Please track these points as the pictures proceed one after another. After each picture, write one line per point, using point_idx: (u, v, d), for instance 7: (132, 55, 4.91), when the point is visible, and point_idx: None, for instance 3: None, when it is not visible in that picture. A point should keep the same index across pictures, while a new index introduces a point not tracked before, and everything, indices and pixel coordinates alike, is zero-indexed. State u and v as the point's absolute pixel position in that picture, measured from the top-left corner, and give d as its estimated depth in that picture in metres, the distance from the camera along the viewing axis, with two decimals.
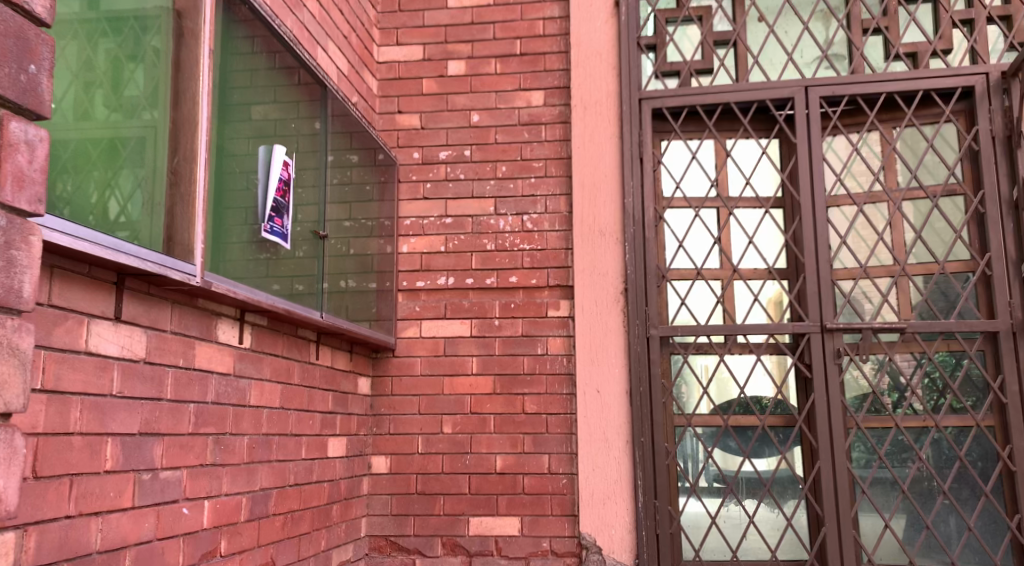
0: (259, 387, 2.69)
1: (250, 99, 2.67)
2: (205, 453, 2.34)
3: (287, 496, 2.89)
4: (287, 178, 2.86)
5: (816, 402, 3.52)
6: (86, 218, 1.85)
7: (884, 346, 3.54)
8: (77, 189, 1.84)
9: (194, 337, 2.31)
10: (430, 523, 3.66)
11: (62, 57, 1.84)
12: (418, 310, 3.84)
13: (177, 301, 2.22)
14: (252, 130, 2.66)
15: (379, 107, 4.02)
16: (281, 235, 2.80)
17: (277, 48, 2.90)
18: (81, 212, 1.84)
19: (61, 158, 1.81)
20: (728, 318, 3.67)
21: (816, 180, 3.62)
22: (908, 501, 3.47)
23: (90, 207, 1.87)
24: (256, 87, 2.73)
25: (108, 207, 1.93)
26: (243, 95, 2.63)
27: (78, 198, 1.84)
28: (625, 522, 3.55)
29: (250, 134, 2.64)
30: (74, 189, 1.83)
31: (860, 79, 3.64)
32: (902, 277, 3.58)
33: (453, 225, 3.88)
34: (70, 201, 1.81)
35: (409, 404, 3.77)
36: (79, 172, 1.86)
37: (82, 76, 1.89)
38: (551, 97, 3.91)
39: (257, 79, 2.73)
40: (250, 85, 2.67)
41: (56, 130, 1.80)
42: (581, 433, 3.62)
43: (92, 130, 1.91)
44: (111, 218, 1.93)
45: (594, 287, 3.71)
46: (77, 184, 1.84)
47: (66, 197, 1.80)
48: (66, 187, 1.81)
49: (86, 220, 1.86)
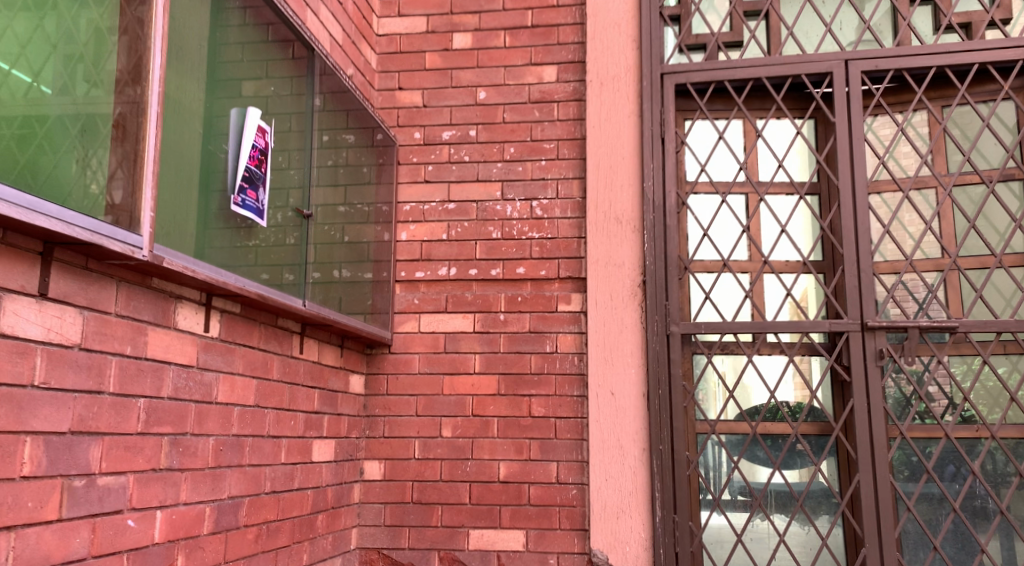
0: (229, 381, 2.38)
1: (231, 65, 2.38)
2: (158, 456, 2.03)
3: (262, 505, 2.58)
4: (264, 146, 2.52)
5: (855, 408, 3.17)
6: (65, 200, 1.70)
7: (932, 347, 3.19)
8: (57, 168, 1.70)
9: (147, 323, 2.00)
10: (427, 536, 3.34)
11: (39, 28, 1.69)
12: (417, 302, 3.53)
13: (124, 279, 1.91)
14: (230, 101, 2.36)
15: (377, 83, 3.71)
16: (257, 210, 2.47)
17: (270, 19, 2.63)
18: (59, 193, 1.69)
19: (39, 135, 1.66)
20: (757, 313, 3.34)
21: (857, 163, 3.28)
22: (960, 521, 3.11)
23: (70, 188, 1.72)
24: (246, 62, 2.46)
25: (92, 188, 1.77)
26: (224, 63, 2.34)
27: (58, 177, 1.69)
28: (640, 537, 3.22)
29: (223, 98, 2.33)
30: (53, 168, 1.69)
31: (907, 52, 3.29)
32: (952, 271, 3.24)
33: (456, 211, 3.57)
34: (49, 180, 1.67)
35: (407, 405, 3.45)
36: (60, 150, 1.71)
37: (63, 48, 1.74)
38: (565, 72, 3.59)
39: (239, 41, 2.43)
40: (235, 58, 2.40)
41: (28, 104, 1.66)
42: (593, 439, 3.29)
43: (72, 105, 1.74)
44: (93, 201, 1.77)
45: (609, 279, 3.39)
46: (57, 163, 1.70)
47: (43, 177, 1.66)
48: (47, 166, 1.67)
49: (65, 202, 1.70)
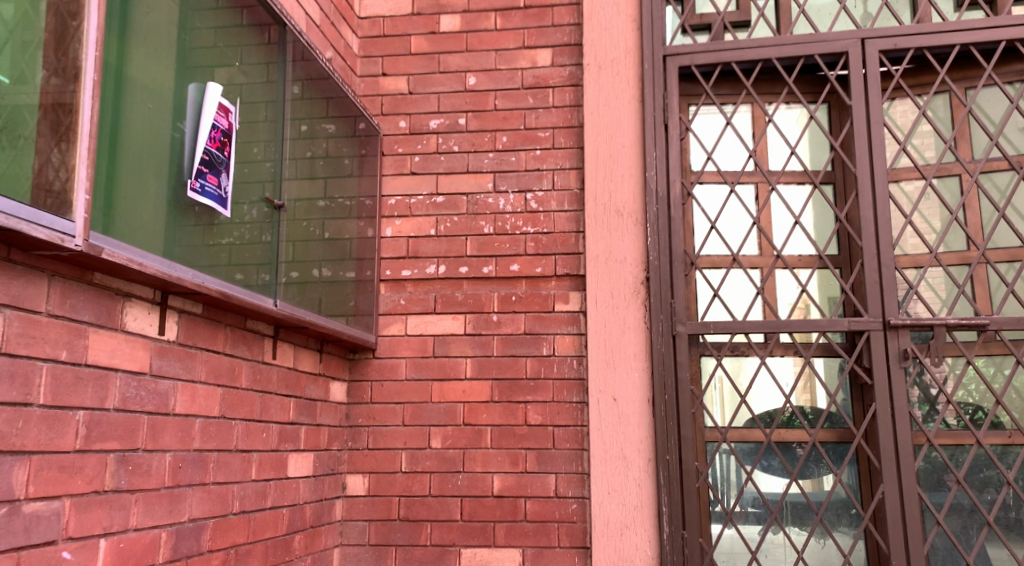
0: (189, 390, 2.13)
1: (202, 50, 2.17)
2: (102, 477, 1.78)
3: (229, 528, 2.32)
4: (227, 127, 2.26)
5: (878, 413, 2.93)
6: (22, 194, 1.55)
7: (960, 346, 2.96)
8: (12, 161, 1.54)
9: (87, 324, 1.76)
10: (415, 555, 3.09)
11: None
12: (403, 303, 3.28)
13: (58, 273, 1.67)
14: (201, 87, 2.14)
15: (359, 68, 3.46)
16: (219, 198, 2.21)
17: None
18: (16, 188, 1.53)
19: None
20: (770, 312, 3.10)
21: (876, 149, 3.06)
22: (994, 533, 2.87)
23: (29, 182, 1.56)
24: (218, 49, 2.26)
25: (55, 183, 1.61)
26: (195, 48, 2.14)
27: (14, 171, 1.54)
28: (646, 555, 2.97)
29: (194, 85, 2.12)
30: (8, 162, 1.53)
31: (928, 29, 3.06)
32: (980, 264, 3.01)
33: (445, 205, 3.32)
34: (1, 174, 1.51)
35: (392, 414, 3.20)
36: (15, 140, 1.55)
37: (19, 35, 1.57)
38: (561, 55, 3.35)
39: (211, 26, 2.23)
40: (206, 43, 2.19)
41: None
42: (594, 449, 3.04)
43: (31, 93, 1.58)
44: (60, 196, 1.62)
45: (611, 277, 3.14)
46: (14, 157, 1.54)
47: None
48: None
49: (23, 196, 1.55)
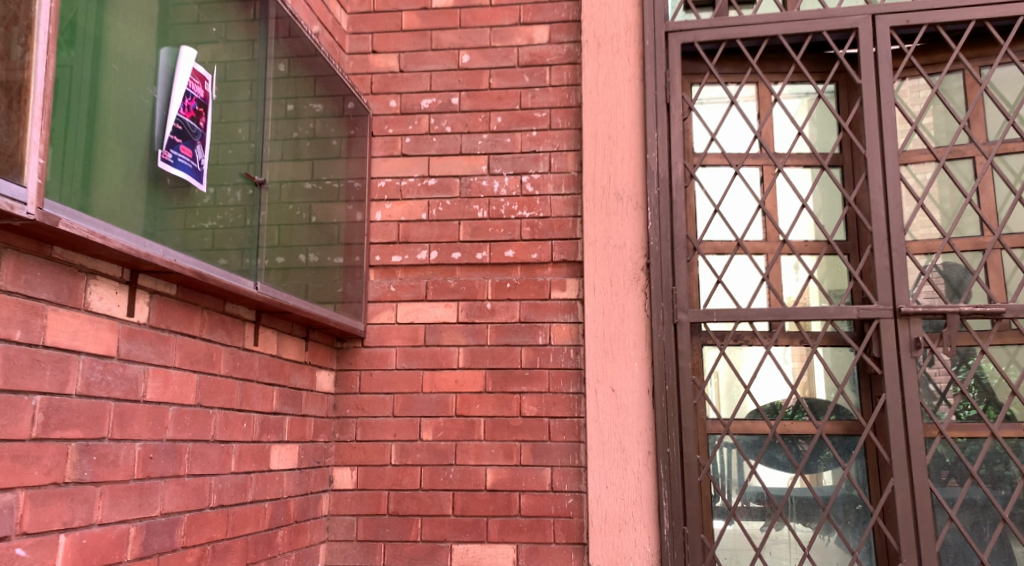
0: (161, 376, 2.00)
1: (178, 16, 2.05)
2: (62, 468, 1.66)
3: (206, 523, 2.19)
4: (203, 96, 2.12)
5: (888, 404, 2.81)
6: None
7: (974, 335, 2.84)
8: None
9: (45, 302, 1.64)
10: (404, 552, 2.96)
11: None
12: (394, 289, 3.15)
13: (9, 245, 1.56)
14: (175, 55, 2.01)
15: (348, 46, 3.32)
16: (194, 171, 2.07)
17: None
18: None
19: None
20: (776, 299, 2.99)
21: (887, 130, 2.93)
22: (1009, 530, 2.77)
23: None
24: (196, 16, 2.13)
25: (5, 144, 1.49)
26: (170, 12, 2.02)
27: None
28: (646, 552, 2.85)
29: (169, 52, 1.99)
30: None
31: (942, 4, 2.94)
32: (994, 250, 2.89)
33: (437, 187, 3.19)
34: None
35: (381, 405, 3.07)
36: None
37: None
38: (558, 32, 3.22)
39: None
40: (182, 9, 2.07)
41: None
42: (592, 441, 2.92)
43: None
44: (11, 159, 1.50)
45: (610, 262, 3.02)
46: None
47: None
48: None
49: None
